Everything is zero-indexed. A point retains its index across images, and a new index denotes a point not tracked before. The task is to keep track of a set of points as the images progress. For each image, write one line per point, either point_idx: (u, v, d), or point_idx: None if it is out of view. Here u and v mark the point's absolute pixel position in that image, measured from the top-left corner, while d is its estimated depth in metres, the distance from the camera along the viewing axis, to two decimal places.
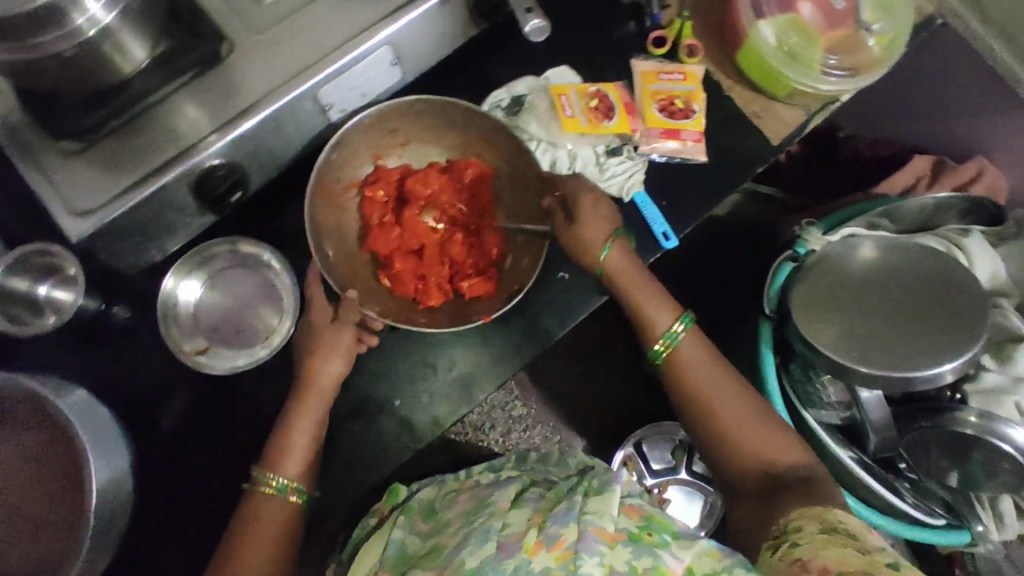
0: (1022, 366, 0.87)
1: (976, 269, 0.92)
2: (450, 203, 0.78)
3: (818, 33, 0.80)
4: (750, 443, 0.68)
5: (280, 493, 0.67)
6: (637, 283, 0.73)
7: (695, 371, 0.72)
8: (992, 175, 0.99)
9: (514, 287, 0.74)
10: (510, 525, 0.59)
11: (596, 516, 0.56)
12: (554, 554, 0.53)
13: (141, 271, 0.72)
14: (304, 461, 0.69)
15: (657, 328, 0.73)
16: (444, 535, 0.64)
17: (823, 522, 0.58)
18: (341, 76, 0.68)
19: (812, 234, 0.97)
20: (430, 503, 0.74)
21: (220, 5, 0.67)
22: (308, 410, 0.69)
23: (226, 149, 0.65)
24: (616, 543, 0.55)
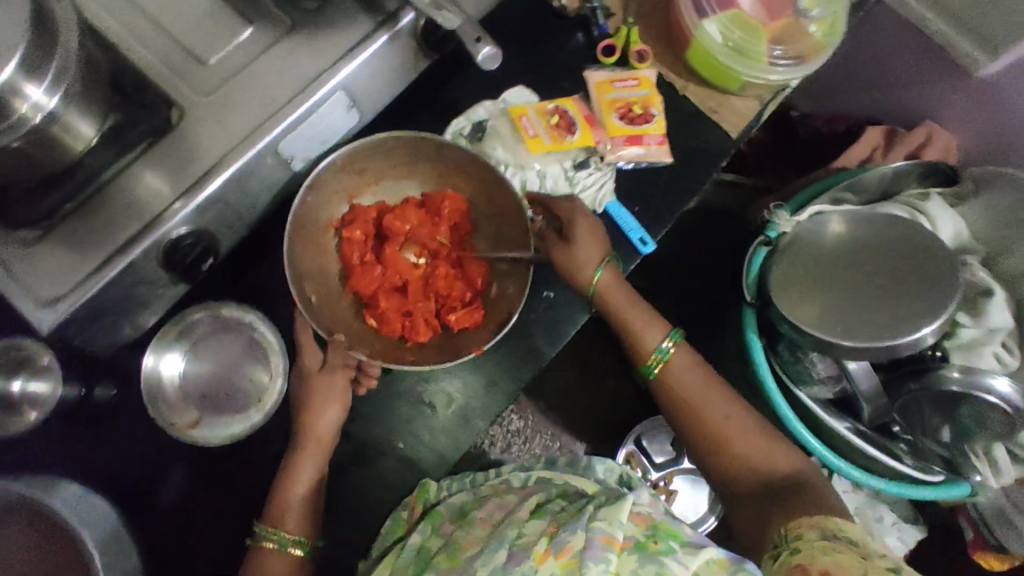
0: (995, 317, 0.89)
1: (940, 230, 0.95)
2: (429, 237, 0.77)
3: (761, 25, 0.82)
4: (743, 443, 0.70)
5: (282, 548, 0.66)
6: (625, 301, 0.74)
7: (683, 379, 0.73)
8: (942, 138, 1.02)
9: (503, 316, 0.74)
10: (523, 534, 0.58)
11: (604, 523, 0.55)
12: (561, 562, 0.52)
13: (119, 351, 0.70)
14: (304, 513, 0.68)
15: (645, 345, 0.74)
16: (466, 539, 0.62)
17: (821, 530, 0.58)
18: (300, 127, 0.68)
19: (781, 217, 0.98)
20: (461, 508, 0.69)
21: (166, 72, 0.66)
22: (308, 459, 0.68)
23: (191, 216, 0.64)
24: (625, 550, 0.53)
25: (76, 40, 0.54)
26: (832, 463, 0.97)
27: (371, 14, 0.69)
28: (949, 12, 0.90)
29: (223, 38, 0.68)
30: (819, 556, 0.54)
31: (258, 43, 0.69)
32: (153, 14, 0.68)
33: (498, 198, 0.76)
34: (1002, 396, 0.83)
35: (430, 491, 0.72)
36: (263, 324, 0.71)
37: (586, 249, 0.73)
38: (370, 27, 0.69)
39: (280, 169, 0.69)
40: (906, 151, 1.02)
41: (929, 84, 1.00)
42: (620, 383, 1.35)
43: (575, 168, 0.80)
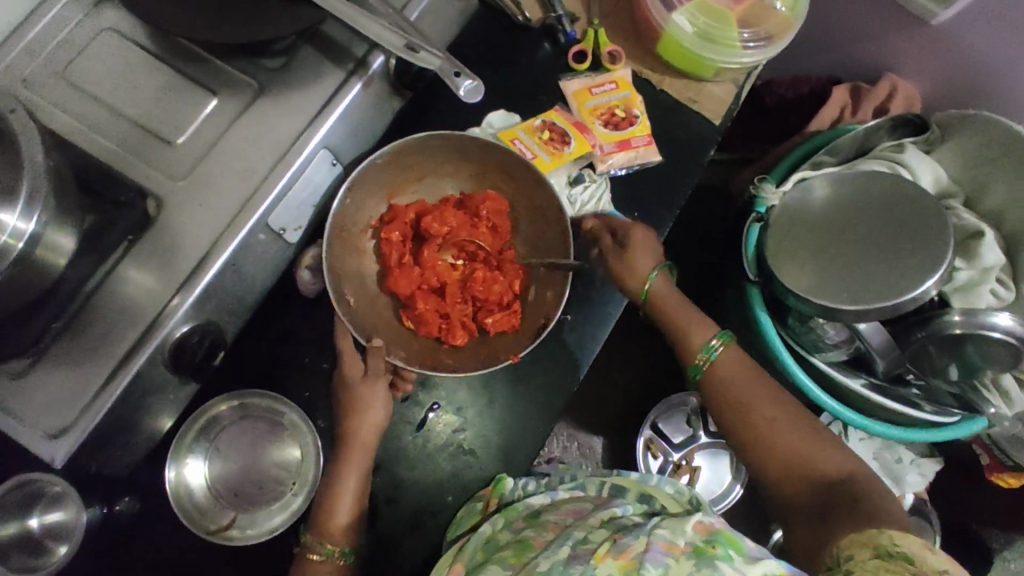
0: (989, 258, 0.91)
1: (920, 178, 0.97)
2: (468, 240, 0.70)
3: (728, 9, 0.81)
4: (781, 440, 0.68)
5: (326, 561, 0.63)
6: (679, 309, 0.76)
7: (731, 379, 0.73)
8: (904, 89, 1.04)
9: (541, 321, 0.68)
10: (588, 539, 0.57)
11: (666, 532, 0.55)
12: (620, 563, 0.52)
13: (138, 464, 0.66)
14: (350, 525, 0.64)
15: (692, 345, 0.75)
16: (537, 538, 0.60)
17: (876, 548, 0.53)
18: (287, 197, 0.64)
19: (768, 190, 1.00)
20: (537, 507, 0.67)
21: (134, 162, 0.62)
22: (355, 467, 0.64)
23: (192, 311, 0.60)
24: (684, 556, 0.52)
25: (40, 152, 0.50)
26: (849, 419, 1.01)
27: (341, 64, 0.66)
28: None
29: (187, 114, 0.64)
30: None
31: (227, 113, 0.65)
32: (106, 99, 0.63)
33: (541, 199, 0.70)
34: (1006, 329, 0.85)
35: (506, 486, 0.72)
36: (285, 401, 0.67)
37: (643, 255, 0.74)
38: (341, 77, 0.66)
39: (273, 243, 0.66)
40: (875, 106, 1.05)
41: (885, 38, 1.02)
42: (626, 372, 1.35)
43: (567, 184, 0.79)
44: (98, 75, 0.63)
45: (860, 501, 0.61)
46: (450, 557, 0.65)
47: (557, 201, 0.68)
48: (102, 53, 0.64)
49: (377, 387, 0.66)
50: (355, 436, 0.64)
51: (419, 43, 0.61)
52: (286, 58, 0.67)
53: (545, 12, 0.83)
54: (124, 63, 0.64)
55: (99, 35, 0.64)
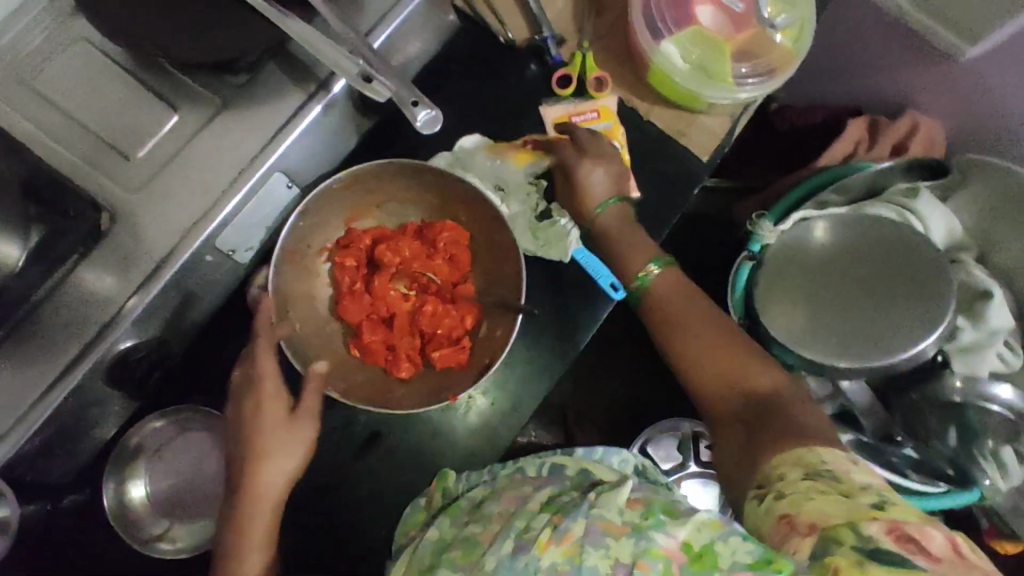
0: (995, 320, 0.85)
1: (930, 227, 0.90)
2: (422, 271, 0.69)
3: (724, 40, 0.76)
4: (707, 365, 0.66)
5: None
6: (625, 235, 0.74)
7: (667, 305, 0.70)
8: (927, 128, 0.97)
9: (486, 361, 0.67)
10: (530, 525, 0.56)
11: (603, 509, 0.56)
12: (562, 549, 0.53)
13: (85, 463, 0.68)
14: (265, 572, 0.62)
15: (628, 271, 0.73)
16: (482, 531, 0.58)
17: (805, 465, 0.53)
18: (237, 218, 0.64)
19: (764, 227, 0.91)
20: (479, 496, 0.65)
21: (91, 174, 0.63)
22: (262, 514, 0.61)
23: (136, 326, 0.62)
24: (623, 535, 0.53)
25: None
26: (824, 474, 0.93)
27: (303, 85, 0.65)
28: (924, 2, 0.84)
29: (144, 128, 0.64)
30: (804, 503, 0.49)
31: (185, 129, 0.64)
32: (69, 109, 0.63)
33: (497, 237, 0.69)
34: (1007, 403, 0.81)
35: (450, 478, 0.71)
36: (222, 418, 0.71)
37: (592, 191, 0.75)
38: (302, 100, 0.65)
39: (223, 262, 0.66)
40: (893, 142, 0.98)
41: (909, 71, 0.95)
42: (617, 391, 1.32)
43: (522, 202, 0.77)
44: (63, 85, 0.63)
45: (791, 418, 0.58)
46: (404, 564, 0.61)
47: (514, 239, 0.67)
48: (69, 62, 0.64)
49: (273, 433, 0.61)
50: (263, 476, 0.60)
51: (372, 73, 0.61)
52: (249, 75, 0.65)
53: (533, 31, 0.80)
54: (89, 73, 0.64)
55: (67, 44, 0.64)
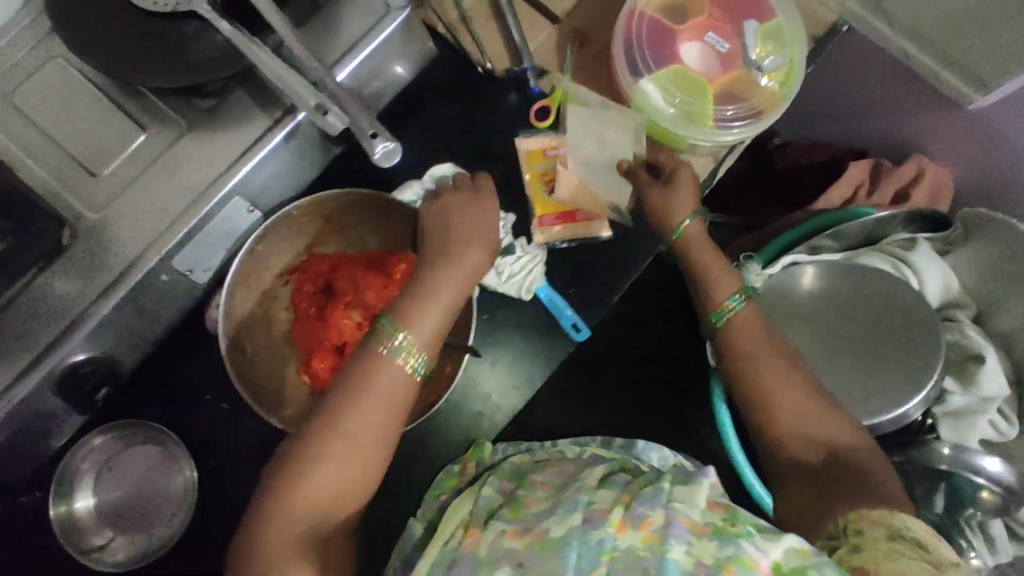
0: (988, 386, 0.79)
1: (925, 283, 0.86)
2: (376, 301, 0.70)
3: (706, 82, 0.74)
4: (793, 404, 0.66)
5: (412, 371, 0.63)
6: (708, 253, 0.73)
7: (753, 338, 0.69)
8: (933, 174, 0.92)
9: (431, 398, 0.69)
10: (595, 501, 0.56)
11: (684, 505, 0.54)
12: (642, 535, 0.51)
13: (40, 466, 0.70)
14: (435, 337, 0.65)
15: (716, 297, 0.71)
16: (530, 496, 0.61)
17: (888, 530, 0.53)
18: (194, 240, 0.65)
19: (753, 270, 0.85)
20: (522, 466, 0.69)
21: (57, 189, 0.64)
22: (456, 281, 0.67)
23: (89, 342, 0.63)
24: (706, 536, 0.51)
25: None
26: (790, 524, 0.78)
27: (268, 111, 0.66)
28: (932, 46, 0.79)
29: (111, 146, 0.65)
30: (886, 561, 0.49)
31: (151, 150, 0.65)
32: (44, 125, 0.65)
33: None
34: (994, 477, 0.77)
35: (486, 451, 0.75)
36: (168, 435, 0.72)
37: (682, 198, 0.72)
38: (266, 126, 0.65)
39: (181, 281, 0.67)
40: (895, 188, 0.93)
41: (916, 116, 0.90)
42: None
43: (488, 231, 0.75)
44: (39, 102, 0.65)
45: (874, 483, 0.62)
46: (457, 516, 0.62)
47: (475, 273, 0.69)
48: (47, 80, 0.66)
49: (474, 206, 0.71)
50: (463, 259, 0.68)
51: (328, 104, 0.60)
52: (217, 99, 0.66)
53: (512, 62, 0.79)
54: (67, 91, 0.66)
55: (45, 63, 0.66)
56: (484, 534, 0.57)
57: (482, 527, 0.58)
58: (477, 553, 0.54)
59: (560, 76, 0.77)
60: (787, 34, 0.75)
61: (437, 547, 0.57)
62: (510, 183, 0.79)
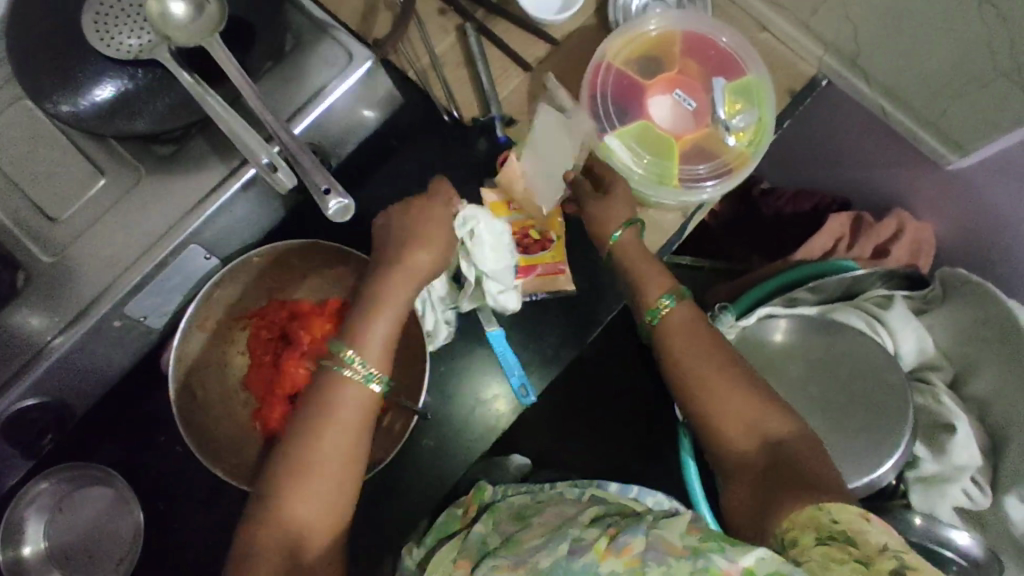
0: (959, 455, 0.77)
1: (901, 342, 0.84)
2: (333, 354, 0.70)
3: (675, 138, 0.73)
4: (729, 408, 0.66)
5: (365, 382, 0.64)
6: (643, 261, 0.71)
7: (692, 349, 0.69)
8: (914, 231, 0.91)
9: (377, 456, 0.70)
10: (581, 533, 0.55)
11: (664, 530, 0.54)
12: (623, 560, 0.51)
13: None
14: (384, 350, 0.65)
15: (647, 297, 0.71)
16: (524, 534, 0.58)
17: (819, 530, 0.54)
18: (147, 288, 0.65)
19: (726, 321, 0.84)
20: (522, 506, 0.65)
21: (12, 232, 0.64)
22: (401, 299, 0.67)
23: (38, 388, 0.64)
24: (683, 558, 0.51)
25: None
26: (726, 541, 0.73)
27: (225, 159, 0.66)
28: (910, 106, 0.77)
29: (71, 193, 0.65)
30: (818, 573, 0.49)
31: (109, 194, 0.65)
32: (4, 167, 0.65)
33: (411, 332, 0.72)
34: (963, 551, 0.74)
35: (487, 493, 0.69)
36: (113, 474, 0.72)
37: (619, 206, 0.72)
38: (222, 175, 0.65)
39: (135, 325, 0.68)
40: (874, 244, 0.92)
41: (898, 172, 0.88)
42: None
43: (478, 226, 0.69)
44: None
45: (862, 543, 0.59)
46: (448, 555, 0.60)
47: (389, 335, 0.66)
48: (11, 123, 0.66)
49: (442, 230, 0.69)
50: (412, 273, 0.67)
51: (281, 162, 0.62)
52: (175, 146, 0.67)
53: (480, 110, 0.78)
54: (28, 136, 0.66)
55: (9, 104, 0.66)
56: (474, 570, 0.55)
57: (474, 564, 0.56)
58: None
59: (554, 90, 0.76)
60: (756, 92, 0.75)
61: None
62: None
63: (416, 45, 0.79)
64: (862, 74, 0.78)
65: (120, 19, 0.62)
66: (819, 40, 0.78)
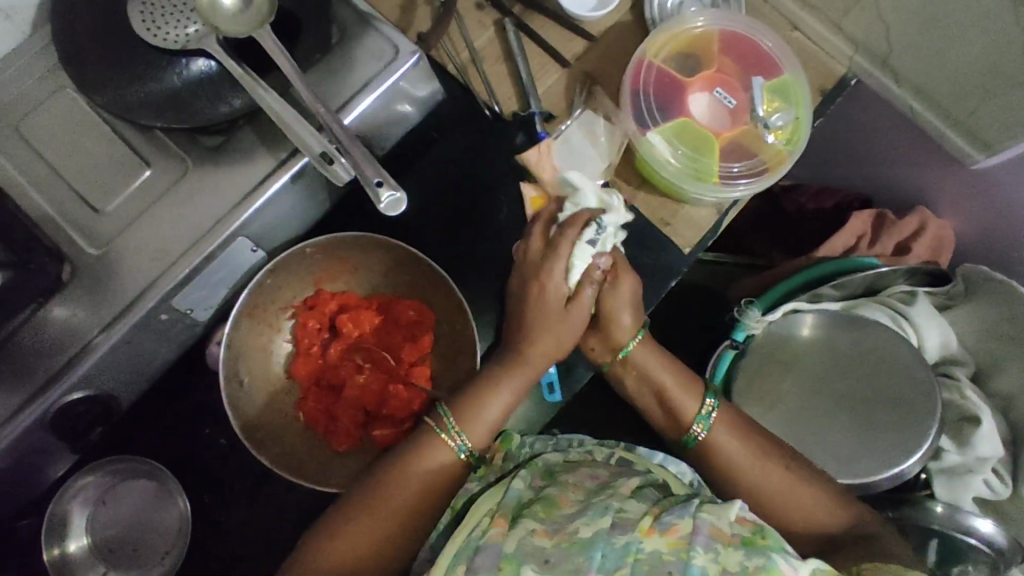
0: (983, 447, 0.79)
1: (924, 336, 0.86)
2: (381, 350, 0.73)
3: (714, 135, 0.74)
4: (770, 488, 0.66)
5: (457, 452, 0.66)
6: (661, 366, 0.72)
7: (725, 447, 0.68)
8: (935, 228, 0.93)
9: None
10: (625, 508, 0.56)
11: (712, 515, 0.54)
12: (667, 540, 0.52)
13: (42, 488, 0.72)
14: (488, 431, 0.67)
15: (684, 413, 0.70)
16: (561, 496, 0.59)
17: None
18: (195, 280, 0.65)
19: (752, 316, 0.83)
20: (554, 463, 0.66)
21: (58, 223, 0.64)
22: (513, 384, 0.68)
23: (84, 381, 0.63)
24: (731, 545, 0.51)
25: None
26: None
27: (273, 151, 0.65)
28: (937, 104, 0.79)
29: (118, 184, 0.65)
30: None
31: (155, 187, 0.65)
32: (50, 158, 0.65)
33: (460, 332, 0.72)
34: (987, 538, 0.77)
35: (514, 444, 0.69)
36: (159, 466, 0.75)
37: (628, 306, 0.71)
38: (271, 167, 0.65)
39: (179, 318, 0.67)
40: (896, 241, 0.94)
41: (922, 169, 0.90)
42: None
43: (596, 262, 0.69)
44: (47, 135, 0.65)
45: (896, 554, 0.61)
46: (483, 507, 0.59)
47: (500, 410, 0.68)
48: (57, 113, 0.65)
49: (565, 326, 0.69)
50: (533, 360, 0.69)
51: (337, 155, 0.63)
52: (222, 138, 0.66)
53: (520, 105, 0.78)
54: (73, 126, 0.65)
55: (54, 94, 0.66)
56: (512, 529, 0.56)
57: (510, 523, 0.56)
58: (503, 546, 0.54)
59: (597, 91, 0.78)
60: (793, 91, 0.76)
61: (463, 531, 0.57)
62: (515, 224, 0.79)
63: (454, 39, 0.79)
64: (892, 73, 0.79)
65: (167, 10, 0.61)
66: (850, 39, 0.79)
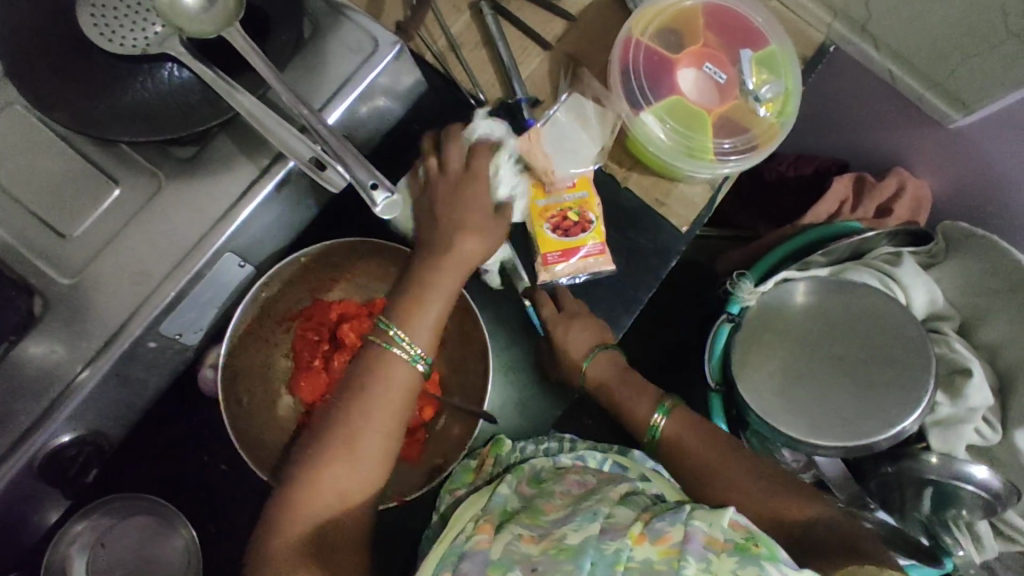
0: (975, 398, 0.82)
1: (912, 295, 0.88)
2: None
3: (707, 111, 0.73)
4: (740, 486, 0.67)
5: (412, 362, 0.64)
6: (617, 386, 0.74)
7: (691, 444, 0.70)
8: (914, 188, 0.96)
9: (437, 461, 0.70)
10: (614, 515, 0.56)
11: (703, 523, 0.54)
12: (658, 548, 0.52)
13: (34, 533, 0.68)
14: (433, 334, 0.66)
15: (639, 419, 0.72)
16: (547, 503, 0.60)
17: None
18: (180, 304, 0.61)
19: (745, 289, 0.85)
20: (542, 469, 0.67)
21: (22, 252, 0.58)
22: (451, 286, 0.66)
23: (71, 420, 0.59)
24: (725, 553, 0.51)
25: None
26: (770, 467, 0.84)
27: (254, 157, 0.61)
28: (917, 69, 0.80)
29: (83, 205, 0.59)
30: None
31: (126, 208, 0.59)
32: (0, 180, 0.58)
33: (468, 332, 0.72)
34: (983, 485, 0.79)
35: (505, 449, 0.72)
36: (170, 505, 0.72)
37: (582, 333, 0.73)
38: (253, 175, 0.61)
39: (168, 343, 0.63)
40: (877, 204, 0.96)
41: (899, 131, 0.92)
42: None
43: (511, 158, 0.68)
44: None
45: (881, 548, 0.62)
46: (466, 514, 0.61)
47: (441, 311, 0.66)
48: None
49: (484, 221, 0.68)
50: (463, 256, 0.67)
51: (327, 160, 0.59)
52: (196, 147, 0.61)
53: (505, 92, 0.76)
54: (25, 144, 0.59)
55: None
56: (499, 534, 0.56)
57: (497, 529, 0.57)
58: (489, 552, 0.53)
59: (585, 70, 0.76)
60: (781, 63, 0.75)
61: (446, 540, 0.57)
62: None
63: (430, 27, 0.76)
64: (871, 38, 0.80)
65: (123, 11, 0.56)
66: (829, 6, 0.80)
